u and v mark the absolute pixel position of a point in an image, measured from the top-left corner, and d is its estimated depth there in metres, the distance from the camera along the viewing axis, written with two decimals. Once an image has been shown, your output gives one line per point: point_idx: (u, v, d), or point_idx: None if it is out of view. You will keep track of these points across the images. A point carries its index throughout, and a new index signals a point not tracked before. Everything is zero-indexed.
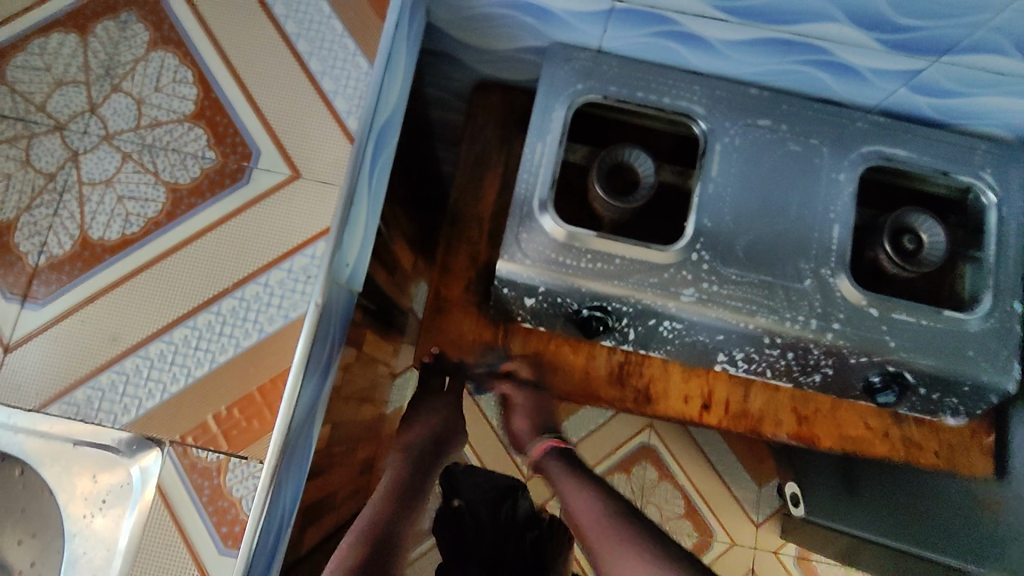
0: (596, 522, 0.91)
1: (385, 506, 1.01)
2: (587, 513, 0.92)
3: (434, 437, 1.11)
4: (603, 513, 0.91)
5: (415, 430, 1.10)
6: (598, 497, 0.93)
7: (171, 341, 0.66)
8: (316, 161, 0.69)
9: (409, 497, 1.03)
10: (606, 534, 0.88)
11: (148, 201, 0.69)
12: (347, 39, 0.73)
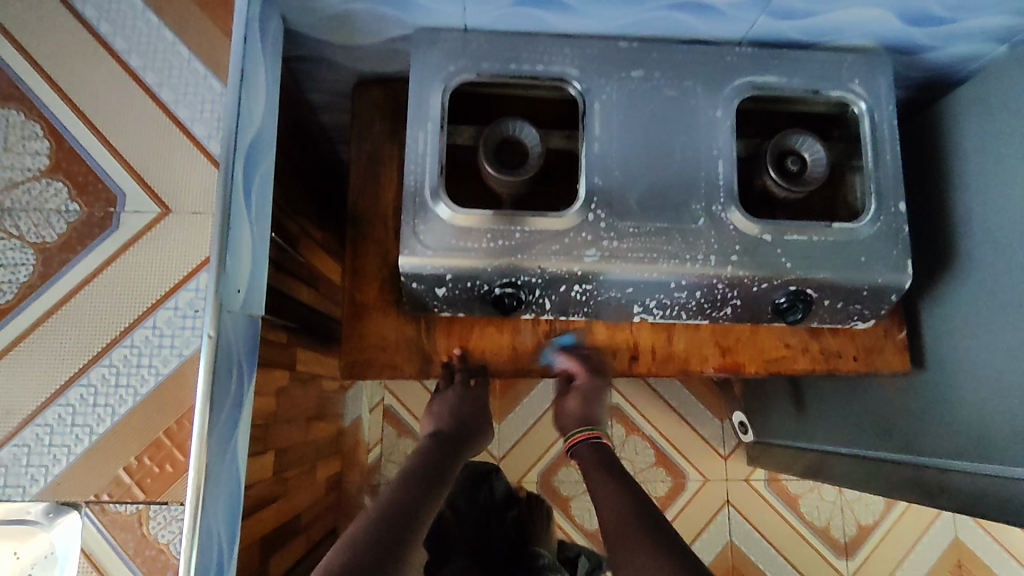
0: (627, 517, 0.73)
1: (424, 477, 0.79)
2: (618, 503, 0.76)
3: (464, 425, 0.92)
4: (627, 510, 0.74)
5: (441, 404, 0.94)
6: (627, 495, 0.76)
7: (67, 403, 0.79)
8: (183, 196, 0.82)
9: (428, 480, 0.79)
10: (630, 527, 0.71)
11: (20, 265, 0.80)
12: (194, 63, 0.81)
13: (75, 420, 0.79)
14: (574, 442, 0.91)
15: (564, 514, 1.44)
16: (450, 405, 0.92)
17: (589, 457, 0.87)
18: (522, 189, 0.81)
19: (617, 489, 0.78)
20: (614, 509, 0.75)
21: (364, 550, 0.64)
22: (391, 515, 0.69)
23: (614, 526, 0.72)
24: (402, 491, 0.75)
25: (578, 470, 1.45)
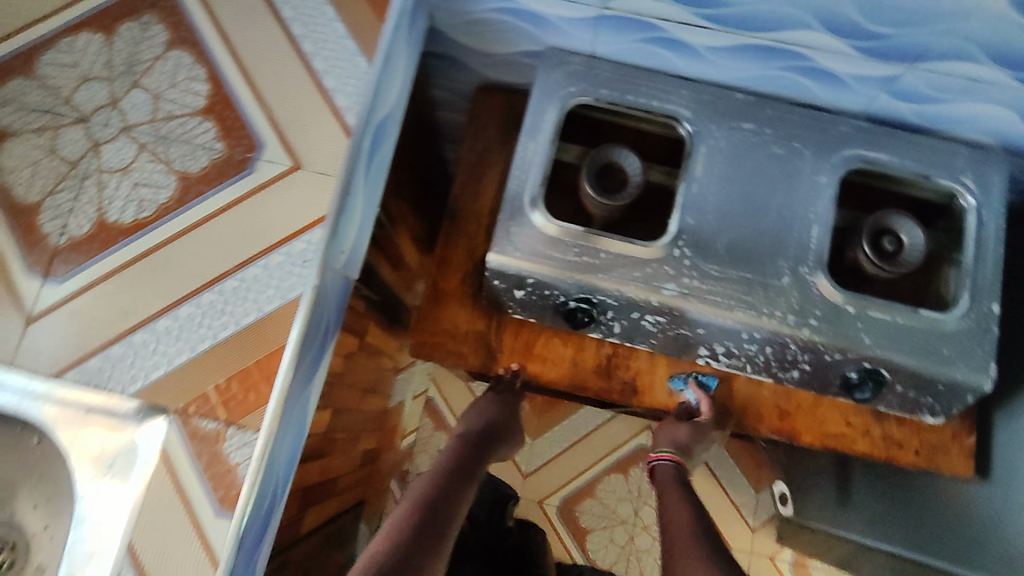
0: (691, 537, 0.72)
1: (453, 477, 0.83)
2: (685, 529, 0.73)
3: (493, 425, 0.96)
4: (690, 530, 0.73)
5: (476, 409, 0.98)
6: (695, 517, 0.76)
7: (177, 317, 0.77)
8: (311, 151, 0.79)
9: (457, 479, 0.83)
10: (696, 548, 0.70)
11: (160, 188, 0.79)
12: (347, 40, 0.80)
13: (158, 347, 0.76)
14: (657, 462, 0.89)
15: (578, 546, 1.42)
16: (487, 412, 0.97)
17: (662, 474, 0.87)
18: (615, 213, 0.84)
19: (682, 507, 0.78)
20: (681, 535, 0.73)
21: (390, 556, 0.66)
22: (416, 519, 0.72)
23: (674, 541, 0.73)
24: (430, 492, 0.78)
25: (601, 505, 1.44)
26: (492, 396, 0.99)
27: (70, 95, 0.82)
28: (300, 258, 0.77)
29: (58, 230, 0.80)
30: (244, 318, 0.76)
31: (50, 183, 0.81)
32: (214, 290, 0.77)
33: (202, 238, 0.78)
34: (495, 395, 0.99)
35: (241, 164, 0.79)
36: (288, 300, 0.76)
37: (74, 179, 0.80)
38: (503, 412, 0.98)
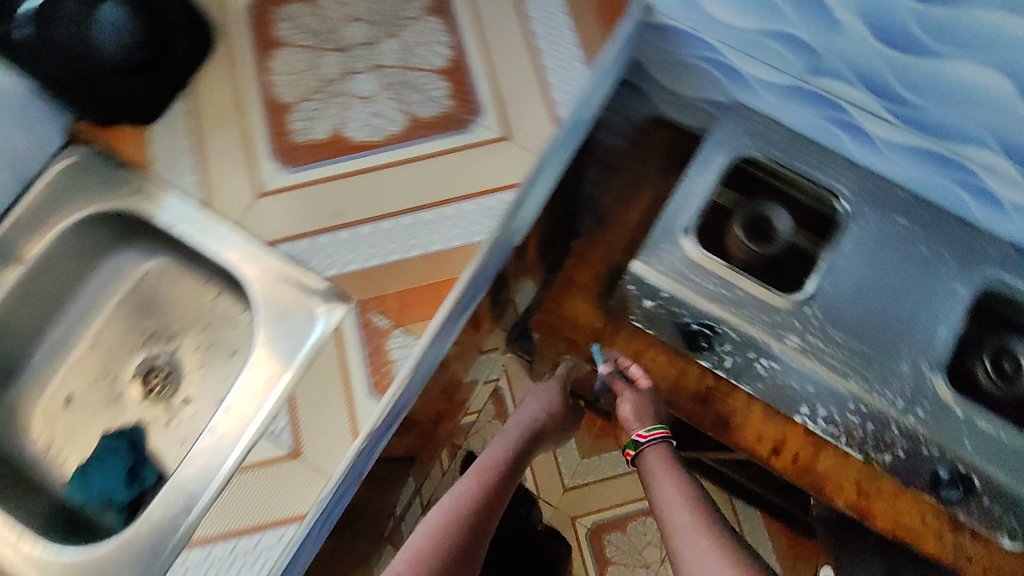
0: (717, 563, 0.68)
1: (495, 492, 0.86)
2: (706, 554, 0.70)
3: (542, 423, 0.98)
4: (696, 527, 0.74)
5: (531, 400, 0.99)
6: (699, 515, 0.75)
7: (381, 227, 0.79)
8: (524, 128, 0.82)
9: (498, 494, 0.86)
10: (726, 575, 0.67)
11: (392, 122, 0.83)
12: (569, 33, 0.86)
13: (374, 244, 0.78)
14: (648, 441, 0.87)
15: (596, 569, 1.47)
16: (545, 412, 0.98)
17: (659, 471, 0.84)
18: (754, 262, 0.90)
19: (683, 500, 0.78)
20: (694, 555, 0.71)
21: (421, 574, 0.73)
22: (449, 541, 0.77)
23: (683, 539, 0.73)
24: (468, 507, 0.82)
25: (628, 541, 1.47)
26: (553, 396, 0.99)
27: (335, 27, 0.87)
28: (494, 213, 0.79)
29: (302, 131, 0.83)
30: (432, 246, 0.78)
31: (306, 89, 0.85)
32: (415, 217, 0.79)
33: (424, 169, 0.81)
34: (557, 396, 0.99)
35: (462, 124, 0.82)
36: (475, 240, 0.78)
37: (325, 95, 0.84)
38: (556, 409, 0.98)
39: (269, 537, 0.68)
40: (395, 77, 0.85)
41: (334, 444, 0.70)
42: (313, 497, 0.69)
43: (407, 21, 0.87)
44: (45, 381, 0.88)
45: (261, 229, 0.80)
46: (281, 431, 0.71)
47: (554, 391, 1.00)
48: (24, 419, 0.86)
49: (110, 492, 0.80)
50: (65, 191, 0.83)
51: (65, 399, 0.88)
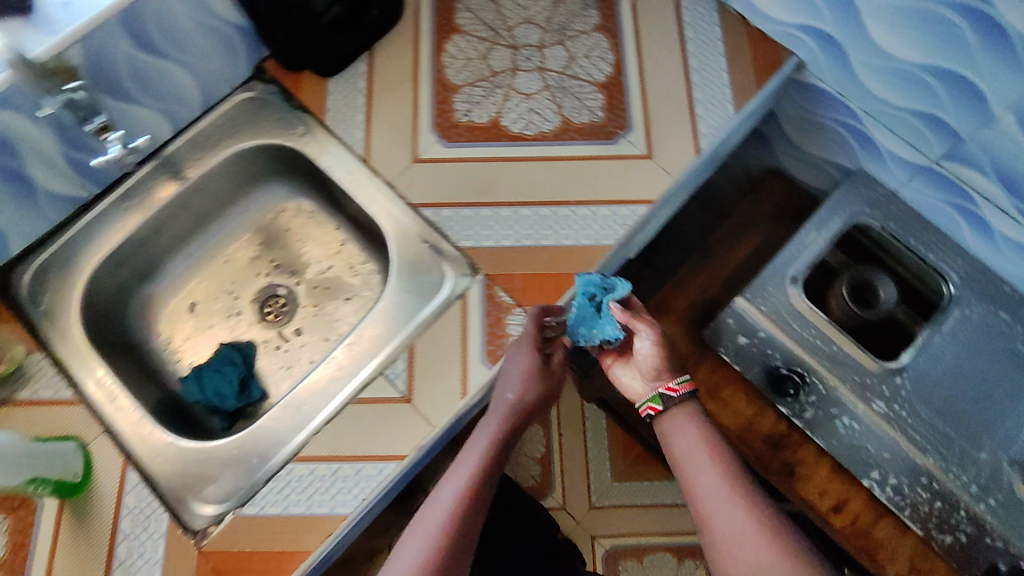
0: (753, 528, 0.60)
1: (480, 490, 0.67)
2: (744, 525, 0.60)
3: (525, 393, 0.74)
4: (719, 475, 0.65)
5: (508, 365, 0.75)
6: (724, 465, 0.66)
7: (517, 213, 0.84)
8: (666, 151, 0.86)
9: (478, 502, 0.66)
10: (772, 549, 0.58)
11: (545, 120, 0.88)
12: (723, 73, 0.91)
13: (508, 227, 0.84)
14: (683, 395, 0.72)
15: None
16: (521, 385, 0.74)
17: (690, 435, 0.70)
18: (850, 325, 0.94)
19: (708, 453, 0.67)
20: (726, 521, 0.62)
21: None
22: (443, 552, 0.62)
23: (705, 492, 0.64)
24: (456, 517, 0.64)
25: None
26: (528, 360, 0.74)
27: (508, 27, 0.94)
28: (625, 222, 0.84)
29: (463, 113, 0.89)
30: (562, 241, 0.83)
31: (473, 76, 0.91)
32: (551, 211, 0.84)
33: (567, 169, 0.86)
34: (530, 359, 0.74)
35: (609, 136, 0.87)
36: (602, 243, 0.83)
37: (489, 85, 0.91)
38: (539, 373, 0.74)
39: (369, 468, 0.73)
40: (557, 81, 0.91)
41: (444, 398, 0.76)
42: (415, 442, 0.75)
43: (574, 34, 0.93)
44: (175, 285, 0.95)
45: (406, 190, 0.87)
46: (398, 374, 0.78)
47: (530, 348, 0.75)
48: (151, 315, 0.93)
49: (220, 401, 0.87)
50: (240, 120, 0.91)
51: (189, 305, 0.95)
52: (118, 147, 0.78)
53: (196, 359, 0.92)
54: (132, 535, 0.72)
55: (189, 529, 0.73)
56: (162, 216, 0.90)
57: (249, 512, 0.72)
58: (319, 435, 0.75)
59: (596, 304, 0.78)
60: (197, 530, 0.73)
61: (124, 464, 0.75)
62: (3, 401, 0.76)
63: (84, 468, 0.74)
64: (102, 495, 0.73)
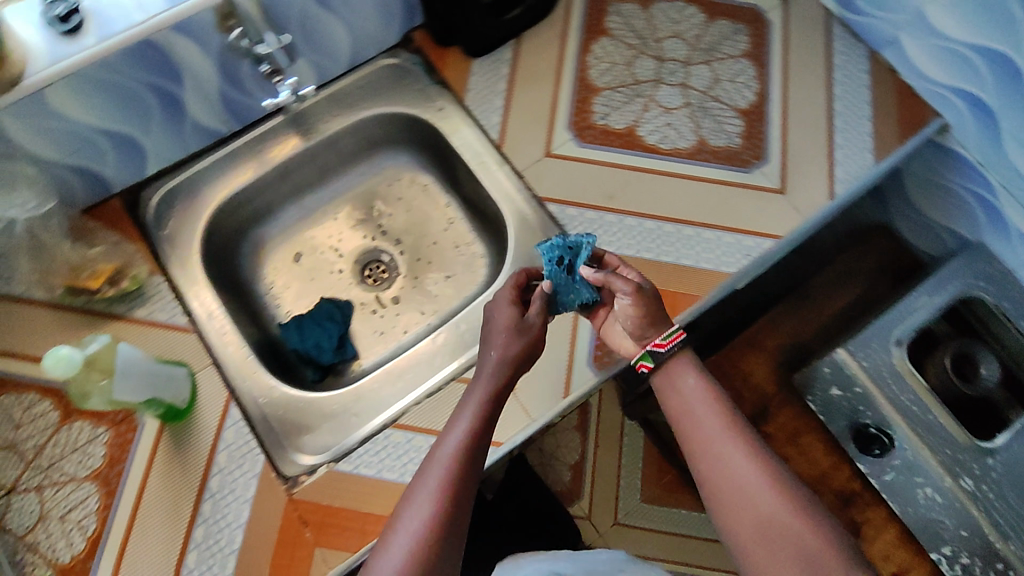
0: (758, 485, 0.63)
1: (474, 449, 0.64)
2: (748, 481, 0.63)
3: (510, 346, 0.71)
4: (723, 429, 0.67)
5: (492, 325, 0.73)
6: (723, 416, 0.68)
7: (642, 226, 0.83)
8: (800, 191, 0.85)
9: (472, 465, 0.63)
10: (776, 503, 0.61)
11: (682, 138, 0.87)
12: (867, 122, 0.90)
13: (632, 237, 0.83)
14: (673, 349, 0.71)
15: None
16: (507, 341, 0.71)
17: (686, 389, 0.71)
18: (946, 396, 0.93)
19: (706, 401, 0.69)
20: (729, 477, 0.64)
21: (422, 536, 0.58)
22: (451, 498, 0.61)
23: (709, 448, 0.66)
24: (460, 466, 0.63)
25: None
26: (510, 317, 0.73)
27: (657, 37, 0.92)
28: (749, 253, 0.82)
29: (600, 116, 0.88)
30: (682, 260, 0.82)
31: (615, 80, 0.90)
32: (676, 228, 0.83)
33: (698, 190, 0.85)
34: (513, 315, 0.73)
35: (745, 164, 0.86)
36: (722, 269, 0.82)
37: (630, 92, 0.89)
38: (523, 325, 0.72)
39: None
40: (699, 100, 0.89)
41: (545, 394, 0.79)
42: (512, 431, 0.77)
43: (722, 57, 0.92)
44: (284, 233, 0.96)
45: (534, 183, 0.86)
46: None
47: (512, 305, 0.74)
48: (257, 257, 0.94)
49: (315, 355, 0.89)
50: (379, 84, 0.92)
51: (295, 255, 0.96)
52: (292, 93, 0.79)
53: (294, 309, 0.94)
54: (227, 470, 0.74)
55: (282, 474, 0.75)
56: (288, 164, 0.91)
57: (344, 469, 0.74)
58: (420, 408, 0.77)
59: (567, 267, 0.77)
60: (288, 476, 0.75)
61: (228, 399, 0.76)
62: (117, 315, 0.77)
63: (190, 396, 0.75)
64: (202, 425, 0.75)
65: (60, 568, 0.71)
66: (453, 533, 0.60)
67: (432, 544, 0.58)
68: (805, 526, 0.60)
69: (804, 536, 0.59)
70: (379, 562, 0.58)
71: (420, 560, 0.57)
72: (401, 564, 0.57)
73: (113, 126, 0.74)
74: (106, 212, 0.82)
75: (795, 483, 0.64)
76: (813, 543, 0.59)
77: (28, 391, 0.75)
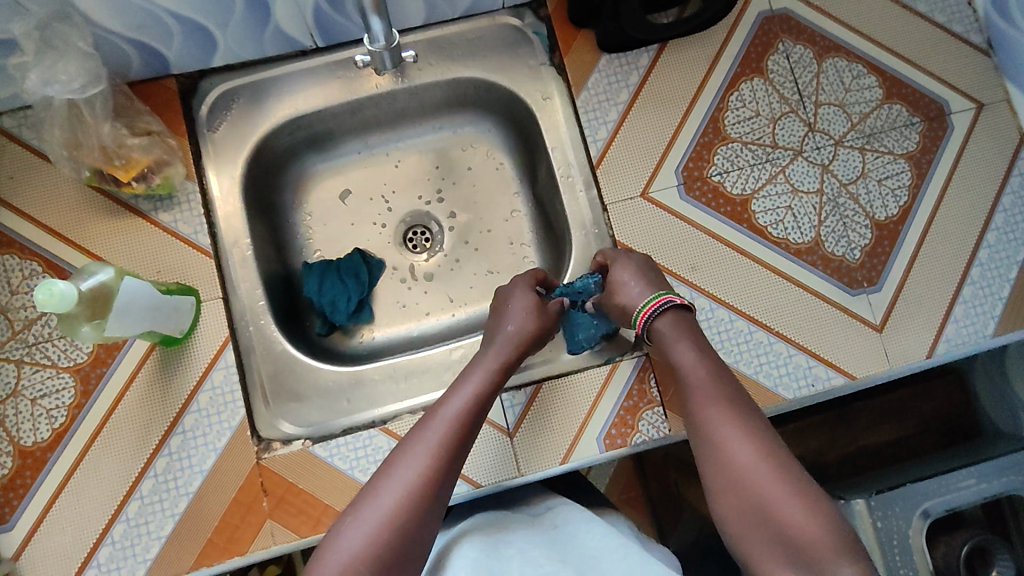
0: (747, 461, 0.54)
1: (468, 412, 0.59)
2: (734, 461, 0.54)
3: (523, 326, 0.68)
4: (713, 404, 0.58)
5: (500, 308, 0.71)
6: (714, 387, 0.59)
7: (713, 311, 0.72)
8: (896, 336, 0.73)
9: (467, 427, 0.59)
10: (765, 482, 0.52)
11: (798, 229, 0.74)
12: (1008, 284, 0.74)
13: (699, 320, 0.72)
14: (652, 316, 0.65)
15: None
16: (524, 320, 0.69)
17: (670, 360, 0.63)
18: None
19: (701, 370, 0.60)
20: (715, 456, 0.56)
21: (405, 495, 0.53)
22: (447, 454, 0.56)
23: (698, 425, 0.58)
24: (459, 423, 0.58)
25: None
26: (530, 299, 0.70)
27: (817, 99, 0.77)
28: (816, 384, 0.71)
29: (717, 170, 0.75)
30: (740, 365, 0.71)
31: (750, 134, 0.76)
32: (748, 328, 0.72)
33: (789, 294, 0.73)
34: (527, 298, 0.70)
35: (852, 284, 0.74)
36: (778, 391, 0.71)
37: (761, 155, 0.76)
38: (534, 310, 0.70)
39: None
40: (834, 192, 0.75)
41: (543, 452, 0.71)
42: (494, 477, 0.71)
43: (882, 148, 0.77)
44: (338, 165, 0.87)
45: (614, 219, 0.75)
46: (512, 406, 0.72)
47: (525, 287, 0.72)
48: (303, 183, 0.86)
49: (329, 312, 0.83)
50: (490, 44, 0.80)
51: (343, 192, 0.88)
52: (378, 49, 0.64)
53: (325, 252, 0.86)
54: (204, 412, 0.71)
55: (256, 433, 0.72)
56: (360, 99, 0.81)
57: (318, 453, 0.71)
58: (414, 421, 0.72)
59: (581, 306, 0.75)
60: (263, 437, 0.72)
61: (226, 340, 0.72)
62: (141, 213, 0.73)
63: (190, 327, 0.71)
64: (195, 358, 0.71)
65: (19, 449, 0.70)
66: (443, 490, 0.55)
67: (422, 497, 0.53)
68: (799, 510, 0.50)
69: (800, 519, 0.50)
70: (364, 507, 0.53)
71: (404, 514, 0.52)
72: (387, 514, 0.52)
73: (188, 13, 0.66)
74: (160, 95, 0.75)
75: (787, 454, 0.54)
76: (805, 526, 0.50)
77: (32, 260, 0.72)
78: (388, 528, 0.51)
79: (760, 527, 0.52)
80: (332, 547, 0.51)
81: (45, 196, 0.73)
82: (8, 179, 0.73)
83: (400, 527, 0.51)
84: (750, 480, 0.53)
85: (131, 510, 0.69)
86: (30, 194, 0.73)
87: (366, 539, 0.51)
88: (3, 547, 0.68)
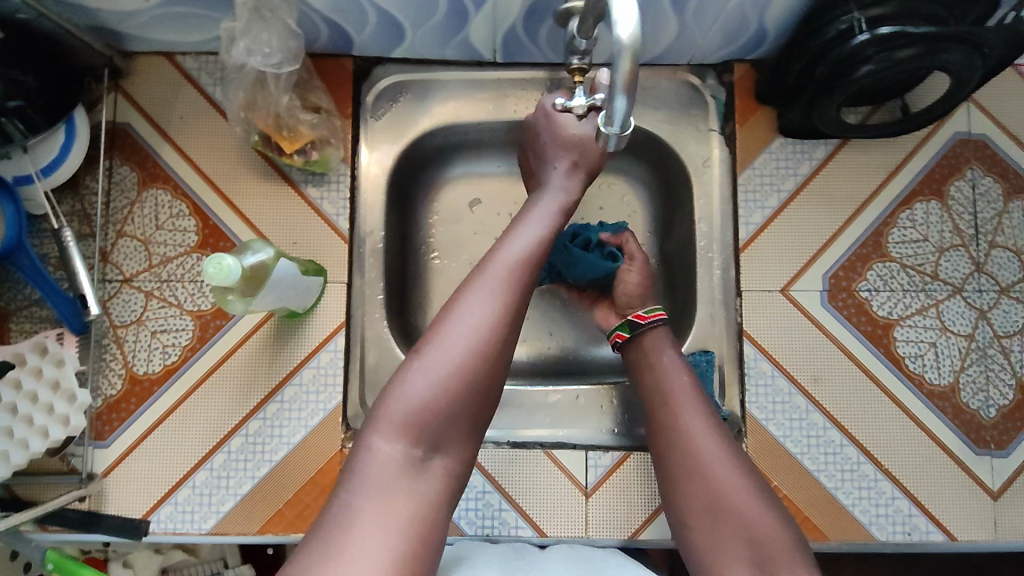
0: (716, 472, 0.57)
1: (532, 261, 0.56)
2: (707, 476, 0.57)
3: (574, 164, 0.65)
4: (690, 414, 0.61)
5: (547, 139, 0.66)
6: (687, 400, 0.62)
7: (827, 431, 0.70)
8: (1010, 508, 0.69)
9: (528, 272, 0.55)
10: (731, 490, 0.56)
11: (936, 368, 0.71)
12: None
13: (808, 435, 0.70)
14: (648, 324, 0.67)
15: None
16: (577, 170, 0.65)
17: (650, 363, 0.65)
18: None
19: (677, 384, 0.63)
20: (689, 469, 0.58)
21: (462, 316, 0.52)
22: (515, 300, 0.53)
23: (673, 438, 0.60)
24: (519, 265, 0.54)
25: None
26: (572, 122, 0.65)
27: (993, 239, 0.72)
28: (912, 534, 0.69)
29: (867, 285, 0.72)
30: (839, 492, 0.69)
31: (912, 258, 0.72)
32: (857, 457, 0.70)
33: (907, 433, 0.70)
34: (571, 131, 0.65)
35: (978, 441, 0.70)
36: (870, 529, 0.69)
37: (917, 283, 0.72)
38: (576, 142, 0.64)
39: (508, 516, 0.71)
40: (985, 341, 0.71)
41: (614, 520, 0.71)
42: (561, 530, 0.71)
43: None
44: (475, 171, 0.86)
45: (746, 307, 0.73)
46: (597, 466, 0.72)
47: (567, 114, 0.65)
48: (439, 182, 0.85)
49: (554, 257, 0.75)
50: (665, 97, 0.78)
51: (471, 201, 0.86)
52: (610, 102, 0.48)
53: (443, 256, 0.85)
54: (305, 386, 0.73)
55: (346, 421, 0.74)
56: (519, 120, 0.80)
57: None
58: (495, 455, 0.72)
59: None
60: (351, 426, 0.74)
61: (340, 326, 0.74)
62: (293, 183, 0.75)
63: (312, 304, 0.73)
64: (309, 333, 0.74)
65: (130, 374, 0.73)
66: (512, 328, 0.53)
67: (491, 338, 0.51)
68: (759, 511, 0.55)
69: (759, 519, 0.54)
70: (436, 345, 0.51)
71: (474, 354, 0.50)
72: (459, 354, 0.50)
73: (390, 8, 0.67)
74: (336, 73, 0.77)
75: (747, 463, 0.59)
76: (766, 529, 0.54)
77: (182, 200, 0.75)
78: (463, 371, 0.50)
79: (727, 533, 0.55)
80: (402, 391, 0.50)
81: (208, 144, 0.76)
82: (178, 119, 0.76)
83: (475, 368, 0.50)
84: (721, 491, 0.56)
85: (217, 461, 0.72)
86: (195, 138, 0.76)
87: (440, 380, 0.50)
88: (97, 461, 0.72)
